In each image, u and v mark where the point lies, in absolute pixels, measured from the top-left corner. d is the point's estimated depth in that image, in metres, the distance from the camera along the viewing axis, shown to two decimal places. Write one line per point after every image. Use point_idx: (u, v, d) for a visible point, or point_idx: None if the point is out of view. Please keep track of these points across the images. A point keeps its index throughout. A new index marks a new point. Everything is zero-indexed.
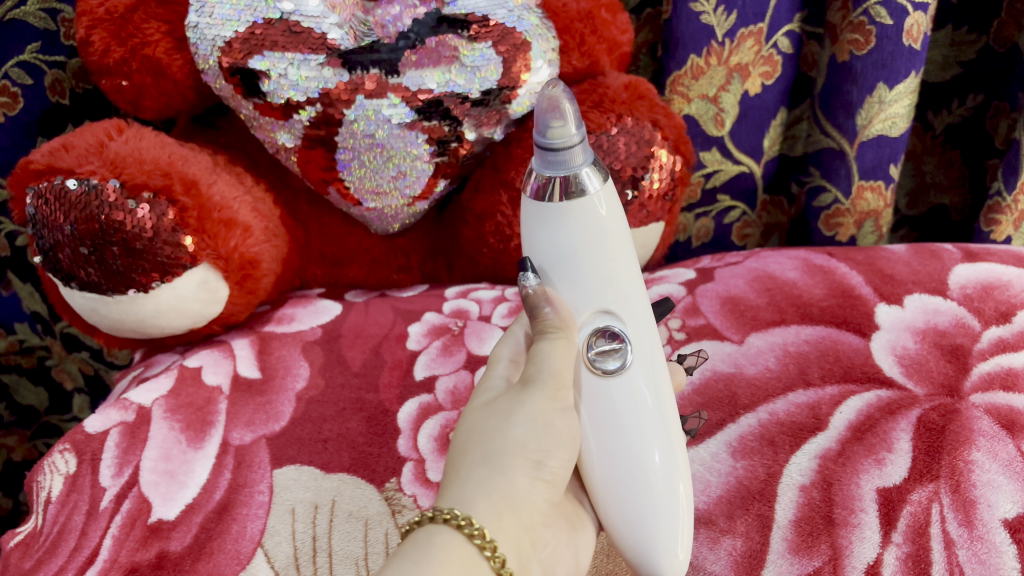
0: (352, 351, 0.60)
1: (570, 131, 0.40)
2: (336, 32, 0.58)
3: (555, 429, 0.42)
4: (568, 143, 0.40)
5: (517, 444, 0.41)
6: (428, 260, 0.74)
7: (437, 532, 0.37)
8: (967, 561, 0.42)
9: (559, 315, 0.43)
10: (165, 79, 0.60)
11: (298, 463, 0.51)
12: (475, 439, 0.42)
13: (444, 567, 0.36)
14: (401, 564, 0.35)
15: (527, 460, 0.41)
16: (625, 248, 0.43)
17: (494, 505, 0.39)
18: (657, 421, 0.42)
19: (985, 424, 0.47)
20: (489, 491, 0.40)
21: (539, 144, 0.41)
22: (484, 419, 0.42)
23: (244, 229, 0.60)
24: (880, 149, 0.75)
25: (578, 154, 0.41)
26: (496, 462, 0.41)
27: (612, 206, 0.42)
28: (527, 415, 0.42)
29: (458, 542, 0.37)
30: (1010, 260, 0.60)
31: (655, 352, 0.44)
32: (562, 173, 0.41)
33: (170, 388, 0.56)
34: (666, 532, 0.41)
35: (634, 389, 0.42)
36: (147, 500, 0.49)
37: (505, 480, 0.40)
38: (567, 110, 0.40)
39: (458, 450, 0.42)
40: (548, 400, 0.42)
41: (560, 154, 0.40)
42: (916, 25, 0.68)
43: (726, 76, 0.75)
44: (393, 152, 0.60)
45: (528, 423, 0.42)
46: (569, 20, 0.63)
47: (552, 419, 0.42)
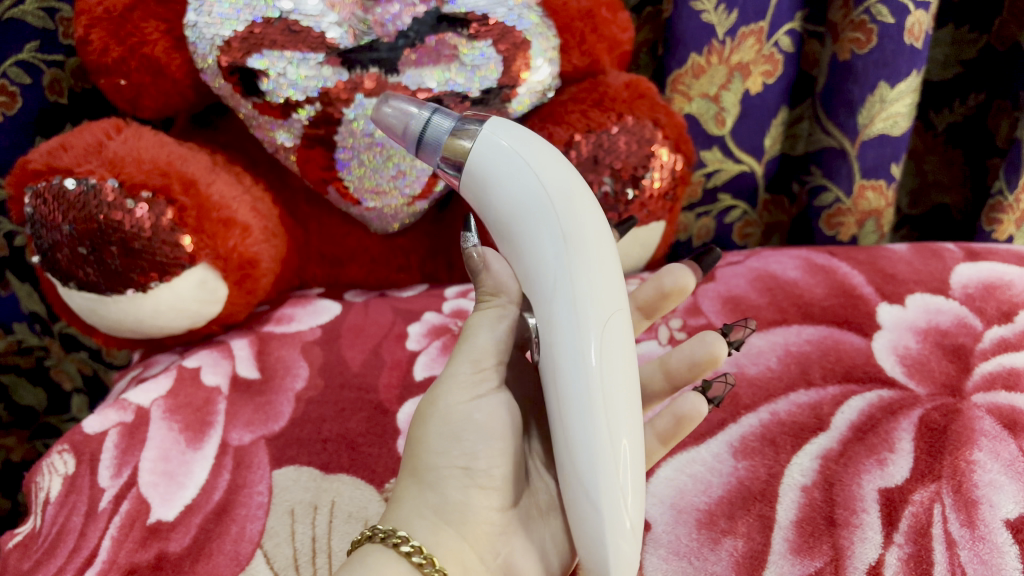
0: (351, 350, 0.60)
1: (413, 121, 0.40)
2: (336, 31, 0.58)
3: (473, 423, 0.43)
4: (423, 126, 0.39)
5: (439, 454, 0.42)
6: (428, 260, 0.74)
7: (372, 552, 0.39)
8: (969, 561, 0.41)
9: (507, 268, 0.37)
10: (163, 78, 0.60)
11: (298, 464, 0.51)
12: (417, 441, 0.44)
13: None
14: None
15: (455, 468, 0.42)
16: (527, 215, 0.38)
17: (430, 521, 0.41)
18: (573, 421, 0.37)
19: (986, 425, 0.47)
20: (423, 510, 0.41)
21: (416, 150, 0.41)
22: (421, 421, 0.44)
23: (243, 228, 0.60)
24: (882, 148, 0.74)
25: (434, 125, 0.39)
26: (427, 478, 0.42)
27: (501, 163, 0.38)
28: (449, 414, 0.43)
29: (393, 562, 0.39)
30: (1012, 259, 0.60)
31: (588, 329, 0.37)
32: (440, 150, 0.39)
33: (170, 388, 0.56)
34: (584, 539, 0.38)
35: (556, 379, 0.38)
36: (146, 501, 0.49)
37: (437, 495, 0.42)
38: (403, 107, 0.40)
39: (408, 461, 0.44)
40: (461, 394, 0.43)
41: (425, 137, 0.39)
42: (918, 23, 0.68)
43: (727, 75, 0.75)
44: (393, 151, 0.60)
45: (448, 421, 0.43)
46: (569, 19, 0.62)
47: (467, 413, 0.43)
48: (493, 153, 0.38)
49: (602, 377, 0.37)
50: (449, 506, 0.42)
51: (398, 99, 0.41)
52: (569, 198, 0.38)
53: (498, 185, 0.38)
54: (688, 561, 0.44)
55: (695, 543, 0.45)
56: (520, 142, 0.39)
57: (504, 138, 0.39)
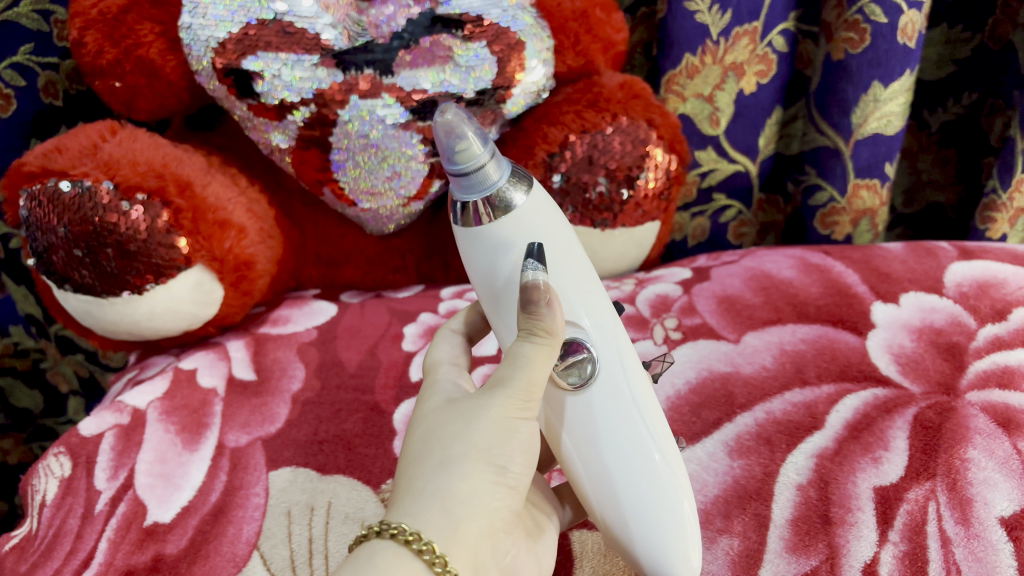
0: (347, 351, 0.60)
1: (478, 151, 0.37)
2: (331, 32, 0.58)
3: (518, 436, 0.37)
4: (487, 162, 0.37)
5: (478, 449, 0.36)
6: (424, 261, 0.74)
7: (381, 551, 0.33)
8: (964, 558, 0.41)
9: (554, 316, 0.36)
10: (159, 80, 0.60)
11: (294, 465, 0.51)
12: (432, 440, 0.36)
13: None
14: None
15: (489, 465, 0.36)
16: (566, 256, 0.39)
17: (448, 515, 0.34)
18: (643, 433, 0.39)
19: (981, 422, 0.48)
20: (444, 499, 0.34)
21: (451, 172, 0.38)
22: (442, 424, 0.37)
23: (238, 230, 0.60)
24: (876, 147, 0.75)
25: (491, 170, 0.38)
26: (454, 467, 0.35)
27: (542, 216, 0.39)
28: (493, 419, 0.36)
29: (403, 560, 0.32)
30: (1006, 258, 0.61)
31: (626, 356, 0.41)
32: (482, 194, 0.38)
33: (166, 390, 0.56)
34: (666, 542, 0.39)
35: (613, 398, 0.39)
36: (143, 503, 0.49)
37: (465, 486, 0.35)
38: (467, 128, 0.37)
39: (412, 454, 0.36)
40: (514, 407, 0.36)
41: (475, 176, 0.38)
42: (910, 23, 0.67)
43: (721, 75, 0.75)
44: (388, 152, 0.60)
45: (492, 428, 0.36)
46: (563, 20, 0.62)
47: (514, 426, 0.37)
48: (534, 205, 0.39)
49: (649, 393, 0.41)
50: (473, 508, 0.35)
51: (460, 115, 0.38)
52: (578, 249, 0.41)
53: (547, 228, 0.39)
54: None
55: None
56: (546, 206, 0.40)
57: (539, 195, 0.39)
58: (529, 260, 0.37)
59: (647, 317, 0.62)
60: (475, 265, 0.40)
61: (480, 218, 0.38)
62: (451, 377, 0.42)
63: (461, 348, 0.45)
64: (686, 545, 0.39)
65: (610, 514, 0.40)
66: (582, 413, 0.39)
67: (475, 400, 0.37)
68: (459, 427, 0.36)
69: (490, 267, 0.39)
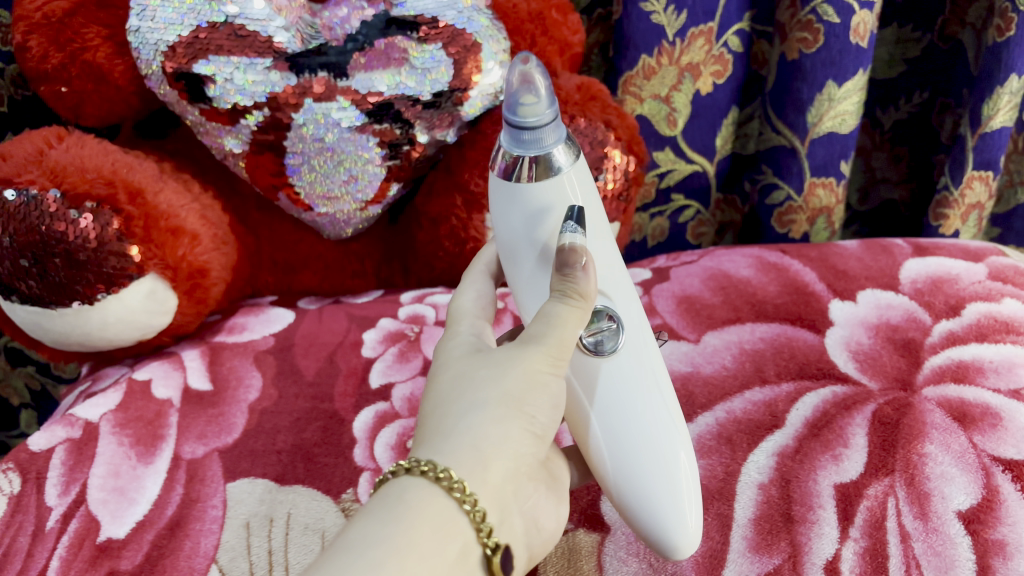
0: (305, 360, 0.59)
1: (545, 112, 0.39)
2: (283, 35, 0.56)
3: (548, 390, 0.38)
4: (547, 122, 0.39)
5: (511, 396, 0.36)
6: (383, 265, 0.74)
7: (410, 487, 0.33)
8: (923, 553, 0.42)
9: (589, 280, 0.39)
10: (107, 85, 0.59)
11: (252, 476, 0.50)
12: (462, 386, 0.37)
13: (414, 523, 0.31)
14: (366, 522, 0.31)
15: (522, 413, 0.37)
16: (599, 232, 0.42)
17: (479, 455, 0.34)
18: (659, 401, 0.41)
19: (937, 417, 0.48)
20: (476, 439, 0.35)
21: (509, 122, 0.40)
22: (474, 369, 0.38)
23: (192, 237, 0.58)
24: (831, 146, 0.76)
25: (547, 134, 0.40)
26: (487, 410, 0.36)
27: (581, 188, 0.41)
28: (527, 372, 0.37)
29: (434, 496, 0.32)
30: (959, 254, 0.61)
31: (648, 338, 0.43)
32: (533, 153, 0.40)
33: (119, 402, 0.55)
34: (676, 503, 0.40)
35: (638, 367, 0.41)
36: (96, 519, 0.48)
37: (498, 430, 0.35)
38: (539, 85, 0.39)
39: (440, 398, 0.37)
40: (548, 361, 0.38)
41: (533, 134, 0.40)
42: (863, 23, 0.68)
43: (678, 76, 0.75)
44: (344, 156, 0.60)
45: (524, 378, 0.37)
46: (520, 21, 0.62)
47: (545, 381, 0.38)
48: (575, 176, 0.41)
49: (665, 372, 0.43)
50: (502, 449, 0.35)
51: (537, 70, 0.40)
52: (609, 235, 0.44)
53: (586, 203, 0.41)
54: (648, 562, 0.44)
55: None
56: (587, 183, 0.42)
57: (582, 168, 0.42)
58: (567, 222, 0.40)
59: None
60: (510, 225, 0.42)
61: (524, 177, 0.40)
62: (474, 329, 0.42)
63: (485, 288, 0.46)
64: (690, 509, 0.40)
65: (622, 477, 0.40)
66: (604, 375, 0.41)
67: (509, 352, 0.38)
68: (492, 375, 0.37)
69: (528, 231, 0.41)
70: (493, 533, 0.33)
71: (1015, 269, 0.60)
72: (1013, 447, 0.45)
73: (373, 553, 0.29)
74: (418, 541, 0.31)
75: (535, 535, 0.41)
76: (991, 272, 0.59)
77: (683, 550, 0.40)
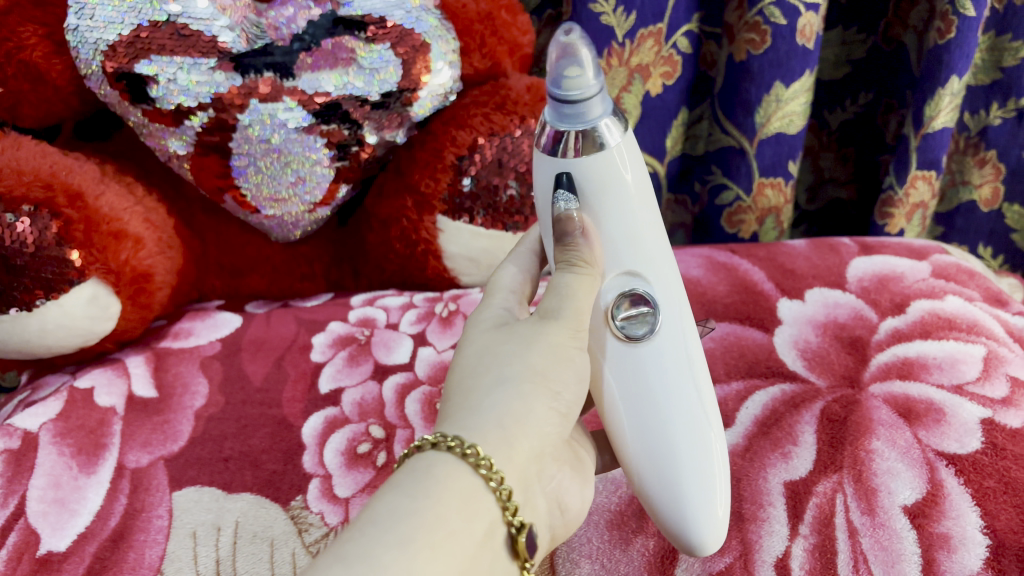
0: (253, 365, 0.58)
1: (588, 83, 0.38)
2: (227, 34, 0.55)
3: (573, 364, 0.39)
4: (592, 94, 0.38)
5: (536, 371, 0.37)
6: (334, 268, 0.74)
7: (437, 462, 0.33)
8: (870, 548, 0.42)
9: (592, 247, 0.40)
10: (44, 85, 0.57)
11: (198, 484, 0.49)
12: (488, 363, 0.38)
13: (443, 497, 0.32)
14: (394, 495, 0.31)
15: (547, 389, 0.37)
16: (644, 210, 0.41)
17: (504, 430, 0.35)
18: (691, 393, 0.40)
19: (884, 414, 0.49)
20: (500, 415, 0.36)
21: (552, 95, 0.39)
22: (499, 344, 0.39)
23: (135, 241, 0.57)
24: (779, 146, 0.77)
25: (596, 105, 0.39)
26: (513, 385, 0.37)
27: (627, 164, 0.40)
28: (549, 345, 0.38)
29: (460, 472, 0.33)
30: (903, 252, 0.63)
31: (687, 321, 0.42)
32: (578, 128, 0.39)
33: (60, 410, 0.53)
34: (703, 501, 0.40)
35: (671, 357, 0.41)
36: (35, 532, 0.46)
37: (522, 405, 0.36)
38: (582, 55, 0.38)
39: (467, 373, 0.38)
40: (569, 335, 0.39)
41: (577, 107, 0.39)
42: (808, 26, 0.69)
43: (628, 77, 0.75)
44: (291, 157, 0.59)
45: (548, 354, 0.38)
46: (469, 21, 0.62)
47: (570, 355, 0.39)
48: (625, 149, 0.40)
49: (700, 358, 0.42)
50: (525, 426, 0.36)
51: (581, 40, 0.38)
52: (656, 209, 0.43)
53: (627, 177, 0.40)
54: (600, 563, 0.44)
55: (607, 544, 0.45)
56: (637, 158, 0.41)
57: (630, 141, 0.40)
58: (560, 191, 0.40)
59: None
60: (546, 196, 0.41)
61: (569, 151, 0.39)
62: (507, 303, 0.43)
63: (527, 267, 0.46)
64: (718, 502, 0.40)
65: (647, 466, 0.41)
66: (628, 365, 0.41)
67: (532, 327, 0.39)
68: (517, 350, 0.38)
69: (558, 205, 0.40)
70: (517, 513, 0.34)
71: (957, 267, 0.61)
72: (956, 441, 0.46)
73: (402, 526, 0.30)
74: (447, 517, 0.31)
75: (558, 516, 0.40)
76: (935, 269, 0.60)
77: (708, 544, 0.41)
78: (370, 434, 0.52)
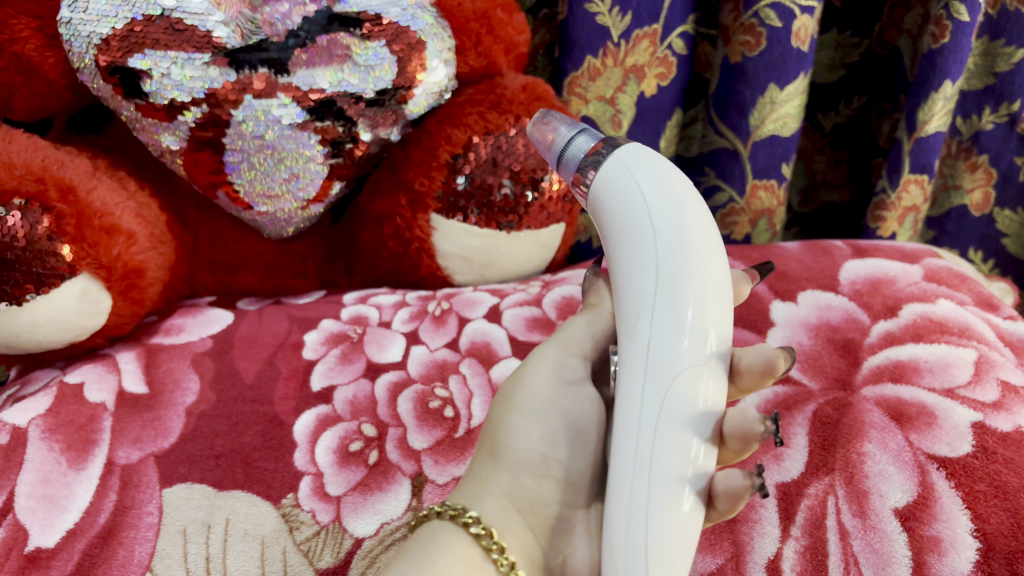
0: (244, 362, 0.58)
1: (560, 137, 0.44)
2: (222, 30, 0.54)
3: (560, 407, 0.44)
4: (564, 142, 0.44)
5: (519, 432, 0.44)
6: (326, 265, 0.74)
7: (443, 532, 0.41)
8: (861, 551, 0.43)
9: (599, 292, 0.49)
10: (37, 79, 0.57)
11: (189, 481, 0.49)
12: (493, 426, 0.46)
13: (448, 562, 0.39)
14: (407, 562, 0.39)
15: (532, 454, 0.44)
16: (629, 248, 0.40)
17: (498, 502, 0.43)
18: (627, 450, 0.38)
19: (876, 416, 0.49)
20: (495, 492, 0.43)
21: (559, 166, 0.45)
22: (505, 394, 0.47)
23: (127, 237, 0.57)
24: (772, 149, 0.77)
25: (576, 142, 0.43)
26: (503, 459, 0.44)
27: (613, 188, 0.41)
28: (532, 396, 0.45)
29: (462, 540, 0.41)
30: (896, 256, 0.63)
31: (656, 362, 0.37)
32: (575, 164, 0.43)
33: (49, 406, 0.52)
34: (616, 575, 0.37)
35: (622, 408, 0.39)
36: (24, 528, 0.46)
37: (510, 479, 0.44)
38: (556, 127, 0.45)
39: (484, 437, 0.47)
40: (553, 378, 0.45)
41: (566, 154, 0.44)
42: (803, 28, 0.69)
43: (623, 77, 0.75)
44: (285, 153, 0.59)
45: (536, 403, 0.45)
46: (465, 20, 0.62)
47: (557, 399, 0.45)
48: (617, 172, 0.41)
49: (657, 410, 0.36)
50: (518, 497, 0.44)
51: (556, 121, 0.46)
52: (681, 205, 0.39)
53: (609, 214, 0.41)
54: None
55: None
56: (641, 155, 0.41)
57: (620, 160, 0.41)
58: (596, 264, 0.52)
59: (554, 319, 0.61)
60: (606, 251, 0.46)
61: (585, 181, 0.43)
62: None
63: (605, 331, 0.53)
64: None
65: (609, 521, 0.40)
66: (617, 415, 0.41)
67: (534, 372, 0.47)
68: (504, 412, 0.45)
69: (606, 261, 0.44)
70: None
71: (949, 271, 0.61)
72: (947, 445, 0.46)
73: None
74: None
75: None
76: (927, 273, 0.60)
77: None
78: (362, 432, 0.52)
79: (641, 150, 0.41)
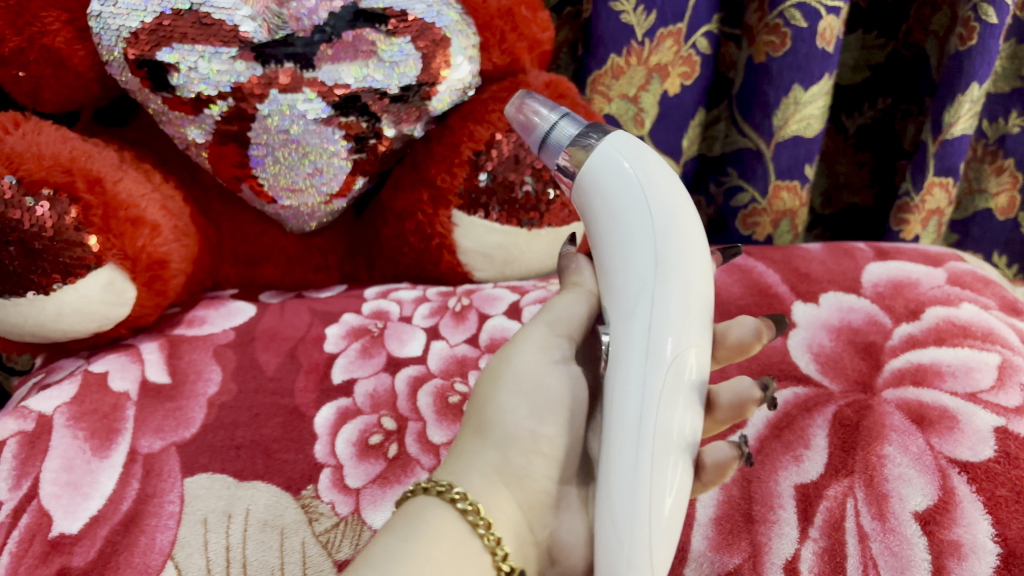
0: (266, 354, 0.58)
1: (544, 121, 0.44)
2: (249, 24, 0.54)
3: (546, 384, 0.45)
4: (548, 126, 0.44)
5: (507, 410, 0.44)
6: (348, 260, 0.74)
7: (429, 507, 0.40)
8: (880, 553, 0.43)
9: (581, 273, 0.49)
10: (65, 71, 0.57)
11: (210, 471, 0.49)
12: (479, 404, 0.46)
13: (433, 538, 0.38)
14: (390, 539, 0.38)
15: (522, 429, 0.44)
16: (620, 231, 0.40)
17: (486, 477, 0.42)
18: (620, 430, 0.38)
19: (896, 419, 0.49)
20: (482, 467, 0.43)
21: (541, 151, 0.45)
22: (490, 374, 0.47)
23: (152, 228, 0.58)
24: (795, 149, 0.76)
25: (561, 128, 0.43)
26: (491, 435, 0.44)
27: (604, 173, 0.41)
28: (518, 374, 0.45)
29: (447, 514, 0.40)
30: (919, 259, 0.62)
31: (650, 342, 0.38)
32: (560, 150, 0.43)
33: (75, 395, 0.53)
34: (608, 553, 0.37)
35: (614, 388, 0.39)
36: (48, 514, 0.46)
37: (499, 454, 0.44)
38: (539, 110, 0.45)
39: (469, 415, 0.46)
40: (540, 357, 0.45)
41: (551, 139, 0.44)
42: (830, 28, 0.69)
43: (646, 76, 0.75)
44: (309, 148, 0.59)
45: (523, 380, 0.45)
46: (489, 17, 0.62)
47: (544, 375, 0.45)
48: (607, 157, 0.41)
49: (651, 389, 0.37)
50: (507, 473, 0.43)
51: (538, 104, 0.45)
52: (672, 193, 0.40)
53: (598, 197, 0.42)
54: None
55: None
56: (628, 142, 0.42)
57: (610, 147, 0.42)
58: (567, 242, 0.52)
59: None
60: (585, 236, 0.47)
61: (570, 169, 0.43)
62: None
63: None
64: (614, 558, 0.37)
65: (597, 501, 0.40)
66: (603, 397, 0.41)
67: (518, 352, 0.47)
68: (490, 390, 0.45)
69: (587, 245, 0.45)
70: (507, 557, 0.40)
71: (972, 275, 0.61)
72: (969, 449, 0.45)
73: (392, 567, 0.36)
74: (435, 554, 0.37)
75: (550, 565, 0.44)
76: (950, 277, 0.60)
77: None
78: (381, 426, 0.53)
79: (629, 139, 0.42)
